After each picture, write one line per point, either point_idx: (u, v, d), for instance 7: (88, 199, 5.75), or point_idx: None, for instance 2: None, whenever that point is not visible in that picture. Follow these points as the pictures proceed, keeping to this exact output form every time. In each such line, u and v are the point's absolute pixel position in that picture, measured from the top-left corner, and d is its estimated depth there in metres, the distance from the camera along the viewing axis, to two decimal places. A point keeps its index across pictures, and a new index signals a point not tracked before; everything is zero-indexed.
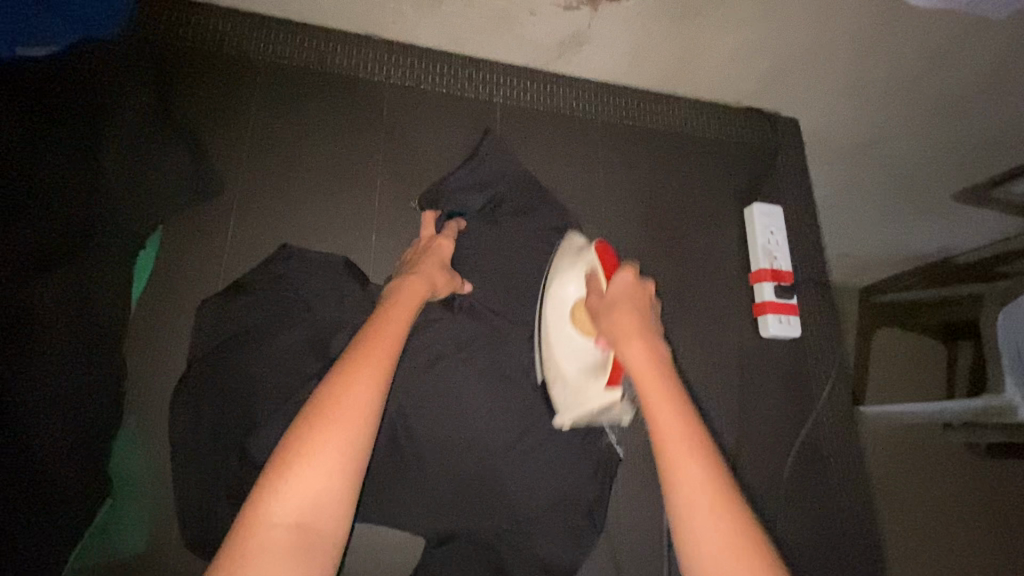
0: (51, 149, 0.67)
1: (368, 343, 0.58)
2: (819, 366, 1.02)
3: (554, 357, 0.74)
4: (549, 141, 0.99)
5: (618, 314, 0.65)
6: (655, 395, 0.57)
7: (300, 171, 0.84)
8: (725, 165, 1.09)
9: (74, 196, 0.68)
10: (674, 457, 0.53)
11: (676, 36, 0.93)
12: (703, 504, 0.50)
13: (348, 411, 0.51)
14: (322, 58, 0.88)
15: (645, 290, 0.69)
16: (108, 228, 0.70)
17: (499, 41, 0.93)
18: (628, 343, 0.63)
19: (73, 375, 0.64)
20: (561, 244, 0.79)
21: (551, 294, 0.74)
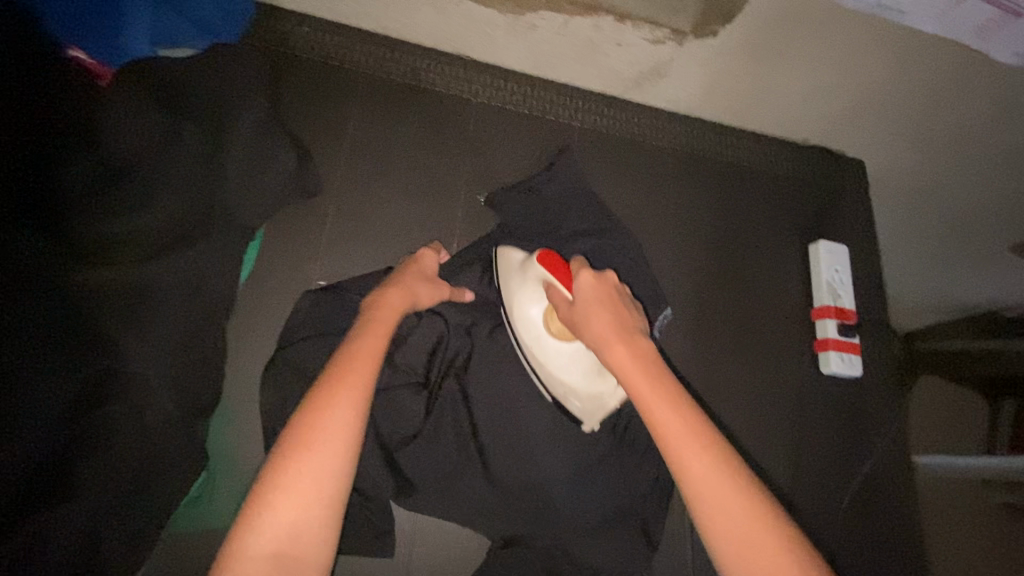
0: (181, 137, 0.73)
1: (337, 370, 0.59)
2: (876, 404, 1.02)
3: (553, 376, 0.72)
4: (620, 164, 1.03)
5: (591, 318, 0.63)
6: (644, 389, 0.57)
7: (389, 178, 0.89)
8: (789, 201, 1.11)
9: (198, 185, 0.72)
10: (681, 447, 0.53)
11: (755, 73, 0.96)
12: (712, 483, 0.51)
13: (323, 440, 0.54)
14: (414, 73, 0.94)
15: (609, 280, 0.67)
16: (223, 217, 0.76)
17: (581, 68, 0.98)
18: (611, 347, 0.61)
19: (182, 352, 0.70)
20: (499, 263, 0.77)
21: (516, 317, 0.73)
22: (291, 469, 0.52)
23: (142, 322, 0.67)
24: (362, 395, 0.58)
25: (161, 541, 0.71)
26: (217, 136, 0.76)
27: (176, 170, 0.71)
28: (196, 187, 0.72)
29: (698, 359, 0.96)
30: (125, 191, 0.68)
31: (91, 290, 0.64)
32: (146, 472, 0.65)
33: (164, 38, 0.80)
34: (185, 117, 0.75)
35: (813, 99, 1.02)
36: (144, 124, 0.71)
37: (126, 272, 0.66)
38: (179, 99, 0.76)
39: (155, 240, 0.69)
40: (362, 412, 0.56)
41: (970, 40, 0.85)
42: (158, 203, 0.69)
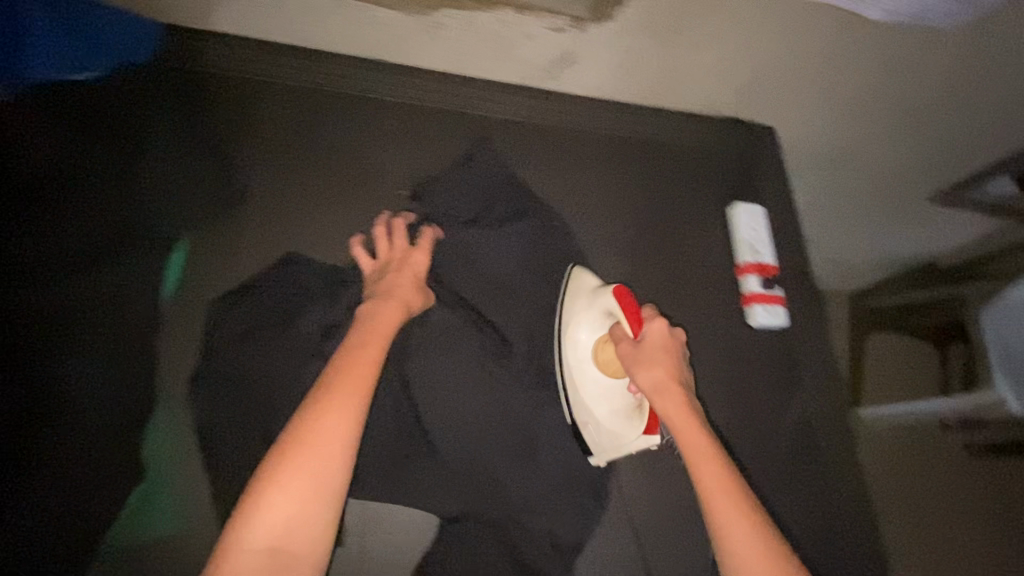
0: (93, 166, 0.81)
1: (335, 378, 0.65)
2: (806, 354, 1.06)
3: (579, 400, 0.82)
4: (539, 153, 1.06)
5: (652, 369, 0.76)
6: (685, 435, 0.73)
7: (311, 181, 0.88)
8: (705, 173, 1.16)
9: (112, 206, 0.80)
10: (714, 496, 0.69)
11: (658, 53, 1.02)
12: (736, 526, 0.66)
13: (323, 444, 0.60)
14: (330, 81, 0.95)
15: (677, 337, 0.80)
16: (139, 233, 0.79)
17: (494, 63, 1.02)
18: (667, 392, 0.75)
19: (109, 363, 0.73)
20: (569, 282, 0.88)
21: (567, 336, 0.83)
22: (291, 469, 0.58)
23: (71, 332, 0.73)
24: (361, 401, 0.63)
25: (98, 555, 0.66)
26: (127, 160, 0.83)
27: (91, 196, 0.79)
28: (110, 208, 0.79)
29: None
30: (48, 218, 0.77)
31: (13, 307, 0.72)
32: (73, 473, 0.68)
33: (69, 60, 0.80)
34: (97, 146, 0.82)
35: (720, 73, 1.08)
36: (59, 157, 0.80)
37: (52, 289, 0.74)
38: (91, 128, 0.83)
39: (75, 261, 0.76)
40: (354, 416, 0.62)
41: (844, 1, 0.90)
42: (75, 225, 0.77)
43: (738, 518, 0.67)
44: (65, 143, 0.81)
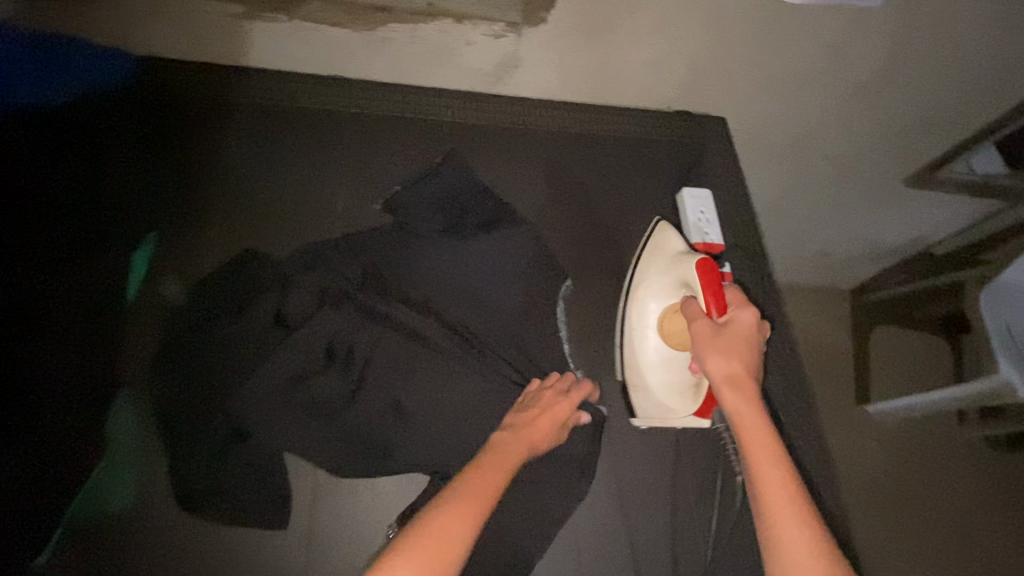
0: (68, 175, 0.92)
1: (467, 489, 0.65)
2: (763, 332, 1.06)
3: (636, 363, 0.91)
4: (489, 151, 1.09)
5: (729, 355, 0.72)
6: (752, 434, 0.69)
7: (272, 189, 0.96)
8: (656, 162, 1.17)
9: (84, 211, 0.90)
10: (780, 517, 0.63)
11: (597, 51, 1.07)
12: (801, 553, 0.61)
13: (435, 551, 0.58)
14: (290, 97, 1.02)
15: (760, 330, 0.75)
16: (106, 233, 0.89)
17: (442, 71, 1.08)
18: (742, 386, 0.71)
19: (78, 347, 0.82)
20: (654, 243, 0.94)
21: (635, 299, 0.91)
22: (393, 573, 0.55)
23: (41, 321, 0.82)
24: (476, 518, 0.62)
25: (59, 524, 0.74)
26: (98, 170, 0.93)
27: (66, 202, 0.90)
28: (82, 213, 0.90)
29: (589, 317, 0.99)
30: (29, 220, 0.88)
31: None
32: (41, 446, 0.76)
33: (48, 88, 0.92)
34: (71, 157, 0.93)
35: (662, 66, 1.12)
36: (37, 166, 0.91)
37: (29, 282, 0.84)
38: (66, 141, 0.93)
39: (49, 256, 0.86)
40: (471, 534, 0.60)
41: None
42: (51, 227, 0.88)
43: (804, 547, 0.61)
44: (41, 153, 0.92)
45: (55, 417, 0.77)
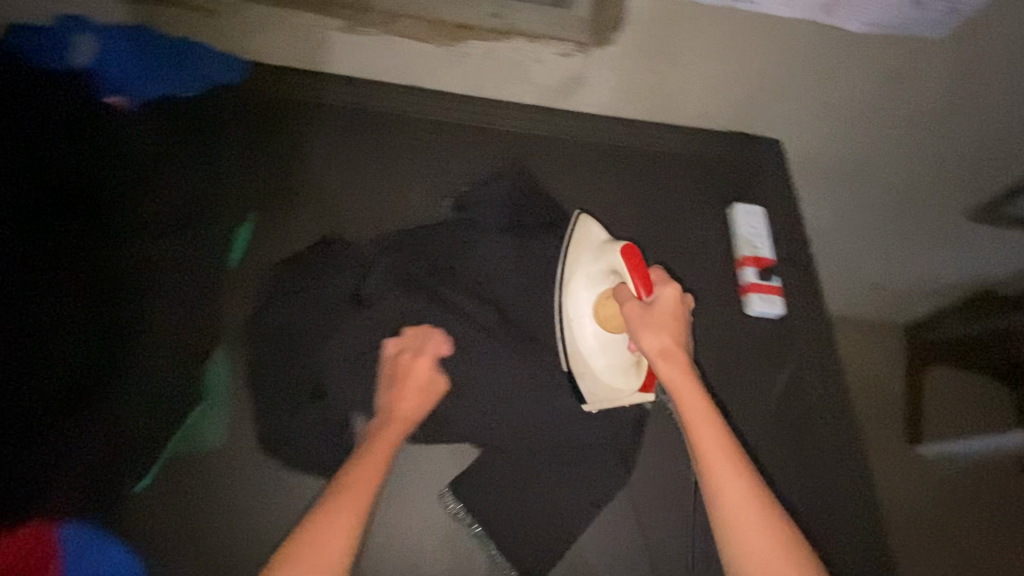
0: (182, 152, 1.00)
1: (349, 473, 0.71)
2: (812, 347, 1.08)
3: (580, 354, 0.86)
4: (552, 159, 1.15)
5: (660, 331, 0.73)
6: (691, 404, 0.71)
7: (354, 182, 1.05)
8: (713, 177, 1.21)
9: (196, 184, 0.98)
10: (722, 478, 0.68)
11: (659, 71, 1.14)
12: (746, 509, 0.66)
13: (324, 535, 0.64)
14: (374, 102, 1.11)
15: (685, 301, 0.77)
16: (215, 206, 0.97)
17: (513, 83, 1.16)
18: (677, 361, 0.72)
19: (186, 305, 0.89)
20: (577, 231, 0.91)
21: (568, 289, 0.86)
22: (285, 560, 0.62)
23: (156, 276, 0.91)
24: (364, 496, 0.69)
25: (160, 459, 0.81)
26: (210, 150, 1.01)
27: (181, 175, 0.98)
28: (195, 185, 0.98)
29: None
30: (147, 188, 0.97)
31: (116, 253, 0.91)
32: (149, 390, 0.83)
33: (180, 84, 1.03)
34: (188, 137, 1.01)
35: (721, 88, 1.18)
36: (157, 142, 0.99)
37: (145, 243, 0.93)
38: (185, 123, 1.02)
39: (162, 222, 0.95)
40: (360, 512, 0.67)
41: (823, 17, 1.07)
42: (169, 197, 0.97)
43: (744, 502, 0.66)
44: (163, 131, 1.00)
45: (166, 363, 0.85)
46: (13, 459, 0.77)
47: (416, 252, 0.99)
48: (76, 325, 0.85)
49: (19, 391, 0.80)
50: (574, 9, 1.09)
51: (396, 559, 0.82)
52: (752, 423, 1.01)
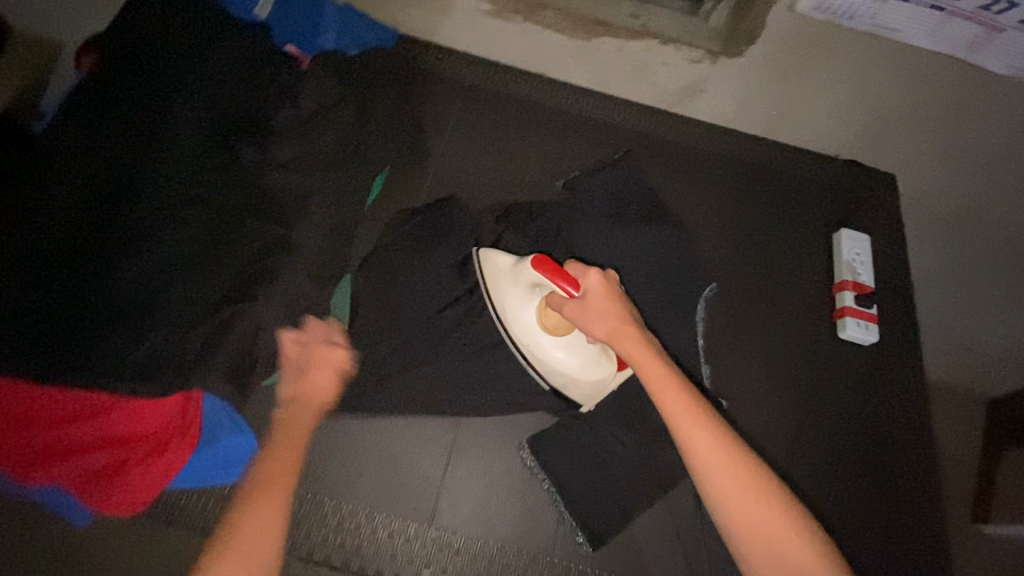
0: (342, 98, 1.02)
1: (261, 477, 0.75)
2: (899, 382, 1.06)
3: (553, 366, 0.88)
4: (662, 157, 1.20)
5: (603, 317, 0.76)
6: (652, 367, 0.74)
7: (476, 152, 1.13)
8: (820, 200, 1.21)
9: (350, 129, 1.01)
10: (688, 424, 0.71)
11: (782, 89, 1.17)
12: (712, 452, 0.70)
13: (249, 537, 0.70)
14: (504, 83, 1.19)
15: (611, 279, 0.79)
16: (367, 152, 1.01)
17: (635, 83, 1.21)
18: (624, 337, 0.75)
19: (331, 240, 0.94)
20: (487, 266, 0.92)
21: (513, 320, 0.89)
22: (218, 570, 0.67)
23: (308, 209, 0.94)
24: (282, 495, 0.74)
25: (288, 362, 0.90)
26: (366, 102, 1.05)
27: (338, 119, 1.00)
28: (348, 130, 1.00)
29: (726, 320, 1.06)
30: (307, 126, 0.98)
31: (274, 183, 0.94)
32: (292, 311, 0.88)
33: (351, 46, 1.12)
34: (350, 87, 1.04)
35: (837, 115, 1.19)
36: (324, 86, 1.02)
37: (303, 178, 0.95)
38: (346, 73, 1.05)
39: (318, 159, 0.97)
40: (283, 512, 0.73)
41: (964, 54, 1.05)
42: (327, 135, 0.99)
43: (710, 444, 0.70)
44: (333, 80, 1.03)
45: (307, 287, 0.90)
46: (169, 363, 0.80)
47: (525, 223, 1.06)
48: (236, 246, 0.88)
49: (187, 284, 0.84)
50: (709, 20, 1.14)
51: (475, 499, 0.88)
52: (827, 443, 1.00)
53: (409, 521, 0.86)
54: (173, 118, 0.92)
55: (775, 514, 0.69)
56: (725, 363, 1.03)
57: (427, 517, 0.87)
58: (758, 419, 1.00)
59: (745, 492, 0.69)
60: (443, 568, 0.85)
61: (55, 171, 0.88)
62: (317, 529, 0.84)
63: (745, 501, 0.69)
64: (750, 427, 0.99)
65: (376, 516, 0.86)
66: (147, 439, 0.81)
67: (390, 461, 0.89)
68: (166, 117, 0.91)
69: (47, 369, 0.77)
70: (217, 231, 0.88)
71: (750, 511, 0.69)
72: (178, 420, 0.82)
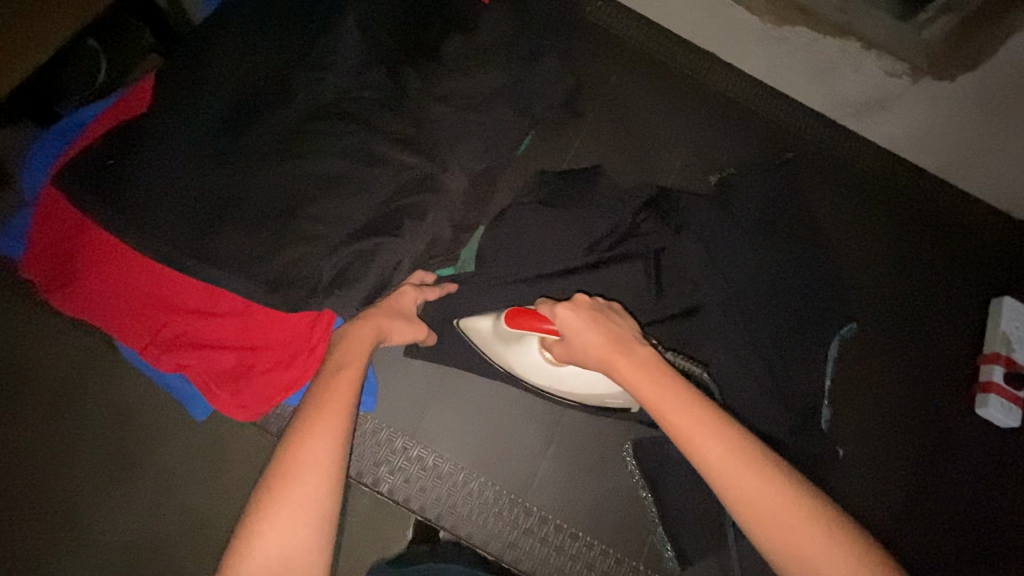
0: (503, 28, 0.90)
1: (319, 400, 0.66)
2: (1019, 471, 0.99)
3: (584, 390, 0.84)
4: (819, 173, 1.09)
5: (585, 346, 0.65)
6: (646, 385, 0.60)
7: (628, 125, 1.07)
8: (984, 260, 1.09)
9: (503, 64, 0.88)
10: (697, 432, 0.56)
11: (981, 126, 0.98)
12: (737, 479, 0.54)
13: (305, 466, 0.61)
14: (671, 57, 1.11)
15: (584, 303, 0.67)
16: (528, 96, 0.91)
17: (811, 85, 1.07)
18: (612, 371, 0.63)
19: (473, 188, 0.88)
20: (471, 334, 0.87)
21: (521, 368, 0.84)
22: (279, 497, 0.59)
23: (441, 147, 0.85)
24: (339, 421, 0.64)
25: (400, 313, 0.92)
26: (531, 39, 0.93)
27: (492, 51, 0.89)
28: (500, 66, 0.88)
29: (849, 367, 1.01)
30: (459, 54, 0.88)
31: (415, 112, 0.86)
32: (415, 253, 0.83)
33: None
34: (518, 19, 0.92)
35: None
36: (491, 15, 0.90)
37: (443, 107, 0.85)
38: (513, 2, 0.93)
39: (467, 96, 0.87)
40: (341, 436, 0.63)
41: None
42: (481, 68, 0.87)
43: (725, 454, 0.55)
44: (505, 8, 0.91)
45: (443, 234, 0.84)
46: (298, 281, 0.79)
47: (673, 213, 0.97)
48: (363, 173, 0.82)
49: (318, 204, 0.80)
50: (921, 31, 0.92)
51: (568, 488, 0.90)
52: (924, 516, 0.96)
53: (502, 494, 0.89)
54: (330, 25, 0.86)
55: (834, 552, 0.51)
56: (843, 411, 0.99)
57: (518, 492, 0.90)
58: (855, 471, 0.97)
59: (793, 527, 0.52)
60: (528, 547, 0.88)
61: (216, 48, 0.82)
62: (415, 479, 0.89)
63: (798, 538, 0.52)
64: (845, 477, 0.96)
65: (472, 480, 0.89)
66: (272, 349, 0.82)
67: (491, 431, 0.91)
68: (328, 22, 0.86)
69: (181, 260, 0.76)
70: (363, 153, 0.83)
71: (796, 545, 0.52)
72: (305, 339, 0.82)
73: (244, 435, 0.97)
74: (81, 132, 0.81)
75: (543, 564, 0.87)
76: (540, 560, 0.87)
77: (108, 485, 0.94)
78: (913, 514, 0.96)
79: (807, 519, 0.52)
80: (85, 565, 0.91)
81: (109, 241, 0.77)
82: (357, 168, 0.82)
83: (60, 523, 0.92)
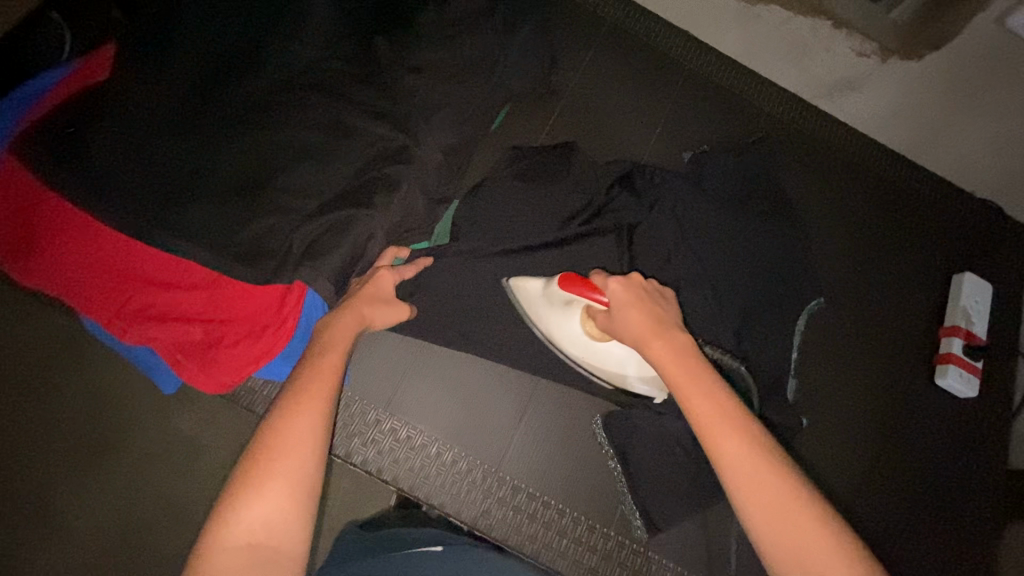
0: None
1: (303, 379, 0.67)
2: (971, 437, 1.04)
3: (617, 370, 0.82)
4: (790, 151, 1.11)
5: (629, 322, 0.66)
6: (679, 371, 0.61)
7: (604, 101, 1.07)
8: (946, 236, 1.12)
9: (476, 36, 0.88)
10: (719, 427, 0.57)
11: (946, 105, 1.00)
12: (754, 469, 0.55)
13: (289, 439, 0.60)
14: (646, 34, 1.11)
15: (638, 281, 0.69)
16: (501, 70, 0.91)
17: (783, 64, 1.08)
18: (648, 351, 0.64)
19: (445, 161, 0.87)
20: (522, 293, 0.87)
21: (560, 338, 0.84)
22: (263, 471, 0.58)
23: (413, 119, 0.84)
24: (324, 397, 0.65)
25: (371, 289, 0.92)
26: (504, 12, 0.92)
27: (465, 23, 0.88)
28: (474, 38, 0.88)
29: (815, 341, 1.03)
30: (431, 27, 0.87)
31: (386, 84, 0.85)
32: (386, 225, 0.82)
33: None
34: None
35: (998, 145, 1.03)
36: None
37: (415, 80, 0.85)
38: None
39: (439, 67, 0.86)
40: (325, 410, 0.64)
41: None
42: (454, 41, 0.87)
43: (744, 449, 0.56)
44: None
45: (416, 205, 0.84)
46: (269, 253, 0.78)
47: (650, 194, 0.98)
48: (334, 144, 0.81)
49: (287, 175, 0.79)
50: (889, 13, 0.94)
51: (541, 459, 0.92)
52: (883, 480, 1.00)
53: (477, 465, 0.90)
54: None
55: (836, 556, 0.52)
56: (810, 383, 1.01)
57: (490, 464, 0.90)
58: (820, 440, 1.00)
59: (799, 527, 0.53)
60: (501, 515, 0.89)
61: (181, 16, 0.80)
62: (391, 451, 0.90)
63: (802, 538, 0.52)
64: (811, 445, 0.99)
65: (446, 452, 0.90)
66: (242, 322, 0.81)
67: (465, 404, 0.92)
68: None
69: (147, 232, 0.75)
70: (334, 123, 0.82)
71: (799, 546, 0.52)
72: (275, 311, 0.81)
73: (215, 413, 0.96)
74: (37, 100, 0.78)
75: (516, 532, 0.89)
76: (513, 527, 0.89)
77: (77, 461, 0.93)
78: (872, 479, 0.99)
79: (811, 516, 0.53)
80: (55, 544, 0.90)
81: (71, 212, 0.76)
82: (327, 139, 0.81)
83: (28, 506, 0.91)
